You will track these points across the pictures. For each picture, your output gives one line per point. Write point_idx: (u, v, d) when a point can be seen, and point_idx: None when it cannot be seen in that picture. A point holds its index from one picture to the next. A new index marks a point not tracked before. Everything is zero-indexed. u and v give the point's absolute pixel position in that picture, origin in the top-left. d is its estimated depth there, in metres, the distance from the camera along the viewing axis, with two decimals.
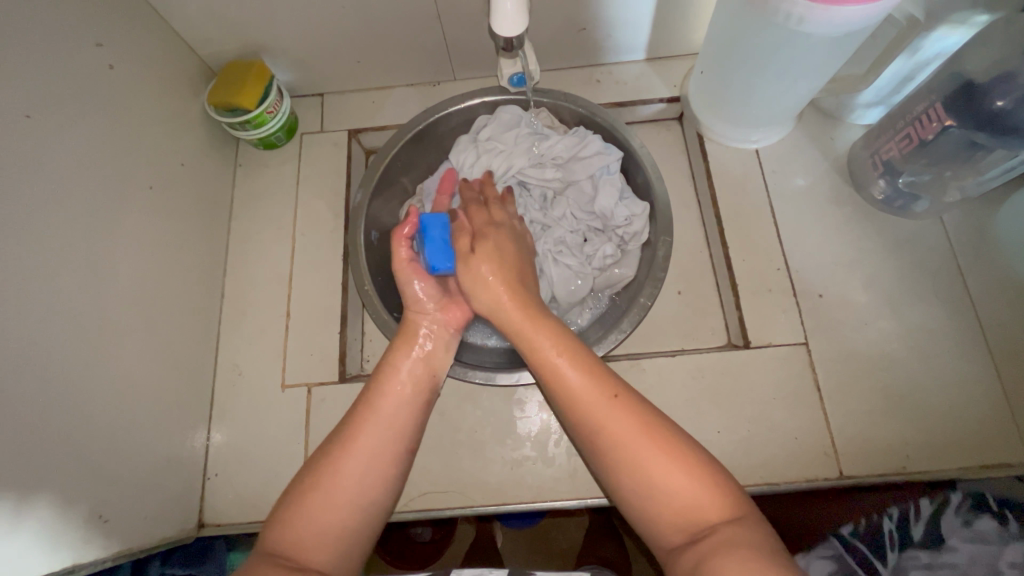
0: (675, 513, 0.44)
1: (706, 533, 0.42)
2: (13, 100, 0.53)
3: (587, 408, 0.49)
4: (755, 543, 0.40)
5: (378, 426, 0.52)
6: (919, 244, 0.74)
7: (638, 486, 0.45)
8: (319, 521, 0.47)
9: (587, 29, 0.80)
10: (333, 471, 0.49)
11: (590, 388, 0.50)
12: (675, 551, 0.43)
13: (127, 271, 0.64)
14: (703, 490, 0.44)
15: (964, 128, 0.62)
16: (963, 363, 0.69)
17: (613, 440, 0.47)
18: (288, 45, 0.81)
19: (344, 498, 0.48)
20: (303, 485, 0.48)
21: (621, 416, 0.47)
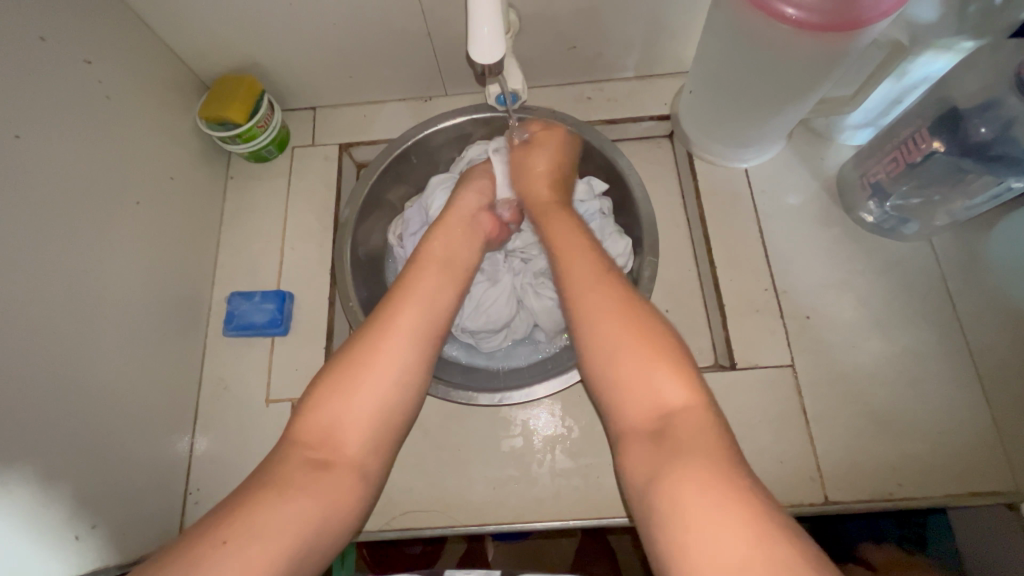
0: (640, 399, 0.45)
1: (664, 423, 0.43)
2: (5, 119, 0.53)
3: (582, 285, 0.52)
4: (707, 436, 0.41)
5: (397, 349, 0.51)
6: (907, 265, 0.74)
7: (612, 374, 0.46)
8: (354, 418, 0.48)
9: (578, 47, 0.80)
10: (357, 379, 0.49)
11: (590, 271, 0.53)
12: (633, 433, 0.44)
13: (113, 285, 0.64)
14: (671, 380, 0.44)
15: (950, 154, 0.63)
16: (951, 387, 0.68)
17: (604, 310, 0.49)
18: (282, 60, 0.81)
19: (370, 408, 0.48)
20: (345, 361, 0.50)
21: (614, 315, 0.49)
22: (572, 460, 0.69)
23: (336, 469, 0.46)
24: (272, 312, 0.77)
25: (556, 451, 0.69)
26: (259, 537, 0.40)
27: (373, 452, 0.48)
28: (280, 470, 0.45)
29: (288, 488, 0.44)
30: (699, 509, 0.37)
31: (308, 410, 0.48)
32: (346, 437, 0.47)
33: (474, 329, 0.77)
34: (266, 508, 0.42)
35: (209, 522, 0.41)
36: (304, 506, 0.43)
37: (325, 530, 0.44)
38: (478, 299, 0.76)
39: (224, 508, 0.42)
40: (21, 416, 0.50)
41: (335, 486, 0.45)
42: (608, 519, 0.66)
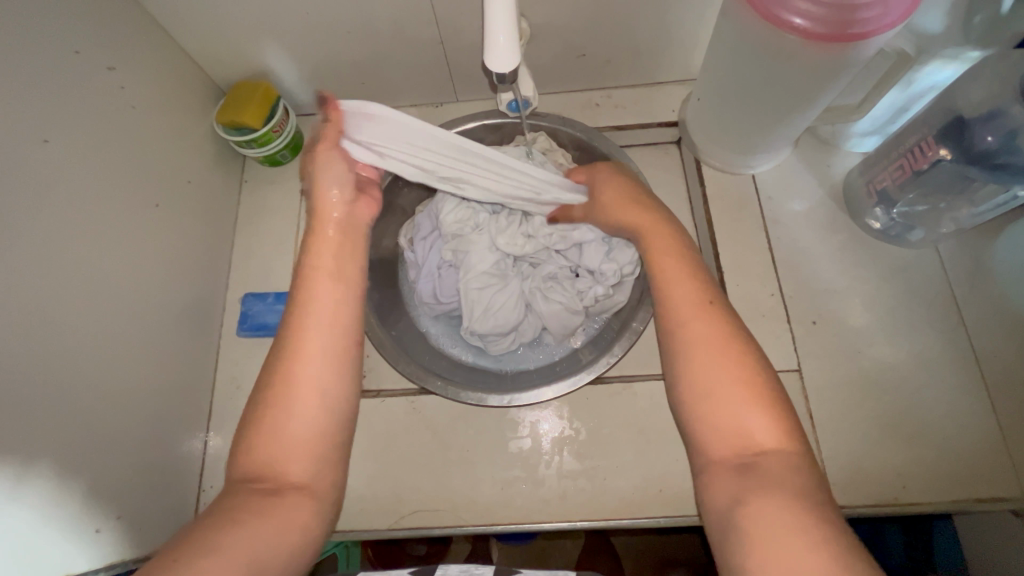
0: (731, 432, 0.45)
1: (755, 458, 0.43)
2: (32, 124, 0.55)
3: (688, 309, 0.52)
4: (798, 480, 0.42)
5: (315, 365, 0.50)
6: (913, 272, 0.74)
7: (707, 405, 0.47)
8: (285, 441, 0.47)
9: (587, 54, 0.81)
10: (284, 404, 0.48)
11: (692, 297, 0.53)
12: (716, 466, 0.44)
13: (132, 285, 0.65)
14: (768, 422, 0.45)
15: (956, 161, 0.64)
16: (957, 394, 0.69)
17: (705, 339, 0.49)
18: (297, 66, 0.83)
19: (300, 431, 0.48)
20: (271, 386, 0.50)
21: (719, 350, 0.48)
22: (578, 462, 0.69)
23: (283, 492, 0.46)
24: (285, 312, 0.79)
25: (563, 452, 0.70)
26: (212, 557, 0.39)
27: (316, 470, 0.48)
28: (227, 506, 0.44)
29: (237, 517, 0.43)
30: (791, 551, 0.36)
31: (243, 448, 0.48)
32: (285, 463, 0.47)
33: (482, 333, 0.78)
34: (223, 532, 0.41)
35: (155, 562, 0.40)
36: (255, 532, 0.42)
37: (279, 552, 0.42)
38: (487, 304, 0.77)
39: (176, 542, 0.41)
40: (40, 412, 0.52)
41: (284, 508, 0.44)
42: (614, 521, 0.67)
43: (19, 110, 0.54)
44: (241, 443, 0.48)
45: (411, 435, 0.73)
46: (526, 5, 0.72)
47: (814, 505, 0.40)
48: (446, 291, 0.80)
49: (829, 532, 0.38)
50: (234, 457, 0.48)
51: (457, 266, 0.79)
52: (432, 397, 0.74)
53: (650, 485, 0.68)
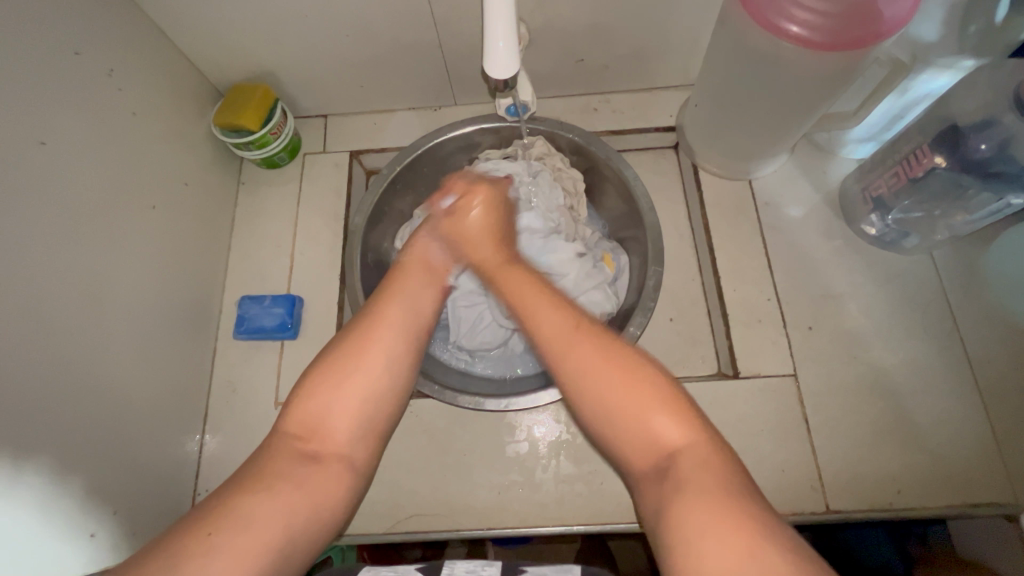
0: (643, 442, 0.44)
1: (669, 461, 0.43)
2: (29, 126, 0.55)
3: (562, 339, 0.50)
4: (713, 471, 0.41)
5: (386, 338, 0.52)
6: (908, 278, 0.75)
7: (609, 421, 0.46)
8: (344, 406, 0.48)
9: (586, 59, 0.82)
10: (349, 367, 0.49)
11: (562, 324, 0.51)
12: (642, 479, 0.44)
13: (128, 288, 0.65)
14: (670, 423, 0.44)
15: (951, 170, 0.64)
16: (951, 399, 0.69)
17: (585, 359, 0.48)
18: (295, 68, 0.83)
19: (359, 393, 0.48)
20: (342, 345, 0.51)
21: (603, 366, 0.47)
22: (575, 466, 0.70)
23: (325, 460, 0.46)
24: (283, 315, 0.78)
25: (560, 457, 0.70)
26: (247, 527, 0.40)
27: (360, 441, 0.48)
28: (272, 466, 0.45)
29: (275, 482, 0.44)
30: (711, 548, 0.36)
31: (298, 399, 0.48)
32: (334, 428, 0.47)
33: (478, 340, 0.79)
34: (254, 501, 0.42)
35: (191, 517, 0.41)
36: (290, 500, 0.43)
37: (309, 526, 0.43)
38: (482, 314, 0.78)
39: (218, 499, 0.42)
40: (34, 417, 0.51)
41: (322, 477, 0.45)
42: (611, 525, 0.67)
43: (17, 112, 0.54)
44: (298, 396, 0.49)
45: (407, 439, 0.72)
46: (525, 10, 0.72)
47: (733, 494, 0.39)
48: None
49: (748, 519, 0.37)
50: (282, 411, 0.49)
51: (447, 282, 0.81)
52: (429, 401, 0.74)
53: None
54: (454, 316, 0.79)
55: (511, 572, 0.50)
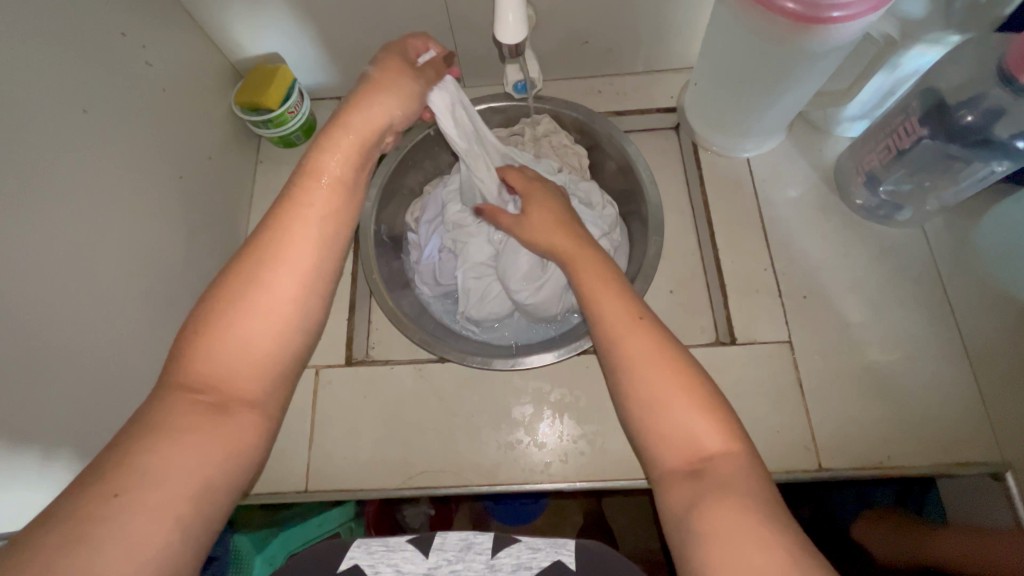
0: (682, 441, 0.45)
1: (705, 464, 0.44)
2: (73, 95, 0.59)
3: (623, 330, 0.52)
4: (747, 481, 0.42)
5: (281, 295, 0.49)
6: (901, 250, 0.78)
7: (653, 420, 0.47)
8: (255, 356, 0.48)
9: (590, 41, 0.85)
10: (243, 318, 0.47)
11: (625, 316, 0.53)
12: (671, 475, 0.44)
13: (151, 252, 0.68)
14: (713, 427, 0.45)
15: (936, 140, 0.67)
16: (940, 365, 0.72)
17: (641, 361, 0.49)
18: (312, 51, 0.87)
19: (260, 345, 0.48)
20: (224, 294, 0.48)
21: (659, 362, 0.49)
22: (579, 426, 0.73)
23: (234, 411, 0.45)
24: None
25: (564, 416, 0.73)
26: (155, 481, 0.39)
27: (270, 390, 0.48)
28: (171, 412, 0.43)
29: (178, 434, 0.42)
30: (746, 558, 0.37)
31: (193, 355, 0.46)
32: (239, 379, 0.47)
33: (479, 315, 0.82)
34: (158, 459, 0.40)
35: (93, 468, 0.39)
36: (200, 448, 0.42)
37: (233, 469, 0.44)
38: (485, 289, 0.82)
39: (111, 453, 0.40)
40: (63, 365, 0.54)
41: (236, 426, 0.45)
42: (612, 482, 0.70)
43: (62, 83, 0.58)
44: (188, 354, 0.46)
45: (418, 402, 0.76)
46: None
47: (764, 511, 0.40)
48: (445, 273, 0.85)
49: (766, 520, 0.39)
50: (172, 362, 0.46)
51: (456, 252, 0.83)
52: (439, 364, 0.77)
53: None
54: (462, 285, 0.82)
55: (503, 543, 0.46)
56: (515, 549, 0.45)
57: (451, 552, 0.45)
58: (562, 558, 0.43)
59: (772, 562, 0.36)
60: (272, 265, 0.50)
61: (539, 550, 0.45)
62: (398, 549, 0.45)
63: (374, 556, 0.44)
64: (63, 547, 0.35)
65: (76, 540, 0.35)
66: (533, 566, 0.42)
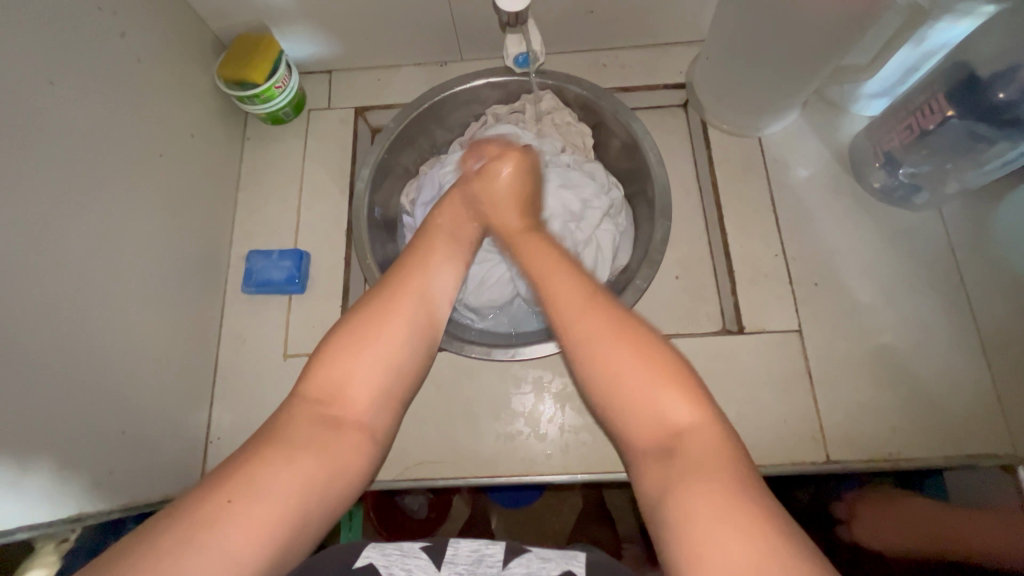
0: (649, 418, 0.43)
1: (676, 440, 0.42)
2: (38, 66, 0.55)
3: (577, 308, 0.49)
4: (719, 454, 0.40)
5: (399, 316, 0.50)
6: (917, 235, 0.75)
7: (622, 401, 0.44)
8: (364, 388, 0.47)
9: (595, 11, 0.80)
10: (369, 335, 0.48)
11: (579, 293, 0.51)
12: (644, 457, 0.43)
13: (132, 236, 0.65)
14: (681, 398, 0.43)
15: (965, 119, 0.63)
16: (953, 354, 0.70)
17: (603, 339, 0.47)
18: (299, 19, 0.81)
19: (377, 367, 0.48)
20: (349, 322, 0.49)
21: (618, 340, 0.46)
22: (581, 417, 0.71)
23: (345, 428, 0.45)
24: (290, 268, 0.79)
25: (566, 407, 0.71)
26: (260, 497, 0.39)
27: (381, 414, 0.47)
28: (292, 427, 0.44)
29: (294, 452, 0.42)
30: (719, 539, 0.35)
31: (317, 372, 0.47)
32: (355, 396, 0.47)
33: (478, 304, 0.79)
34: (267, 470, 0.41)
35: (216, 473, 0.40)
36: (310, 468, 0.42)
37: (330, 498, 0.42)
38: (483, 276, 0.79)
39: (235, 463, 0.41)
40: (37, 357, 0.51)
41: (343, 446, 0.44)
42: (614, 474, 0.68)
43: (26, 53, 0.54)
44: (313, 373, 0.47)
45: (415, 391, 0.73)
46: None
47: (740, 489, 0.38)
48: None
49: (749, 501, 0.37)
50: (299, 379, 0.48)
51: None
52: (437, 353, 0.75)
53: None
54: None
55: (514, 554, 0.44)
56: (525, 559, 0.43)
57: (463, 566, 0.41)
58: (573, 568, 0.42)
59: (750, 537, 0.35)
60: (403, 291, 0.52)
61: (549, 561, 0.43)
62: (411, 555, 0.43)
63: (389, 557, 0.42)
64: (165, 557, 0.35)
65: (186, 548, 0.35)
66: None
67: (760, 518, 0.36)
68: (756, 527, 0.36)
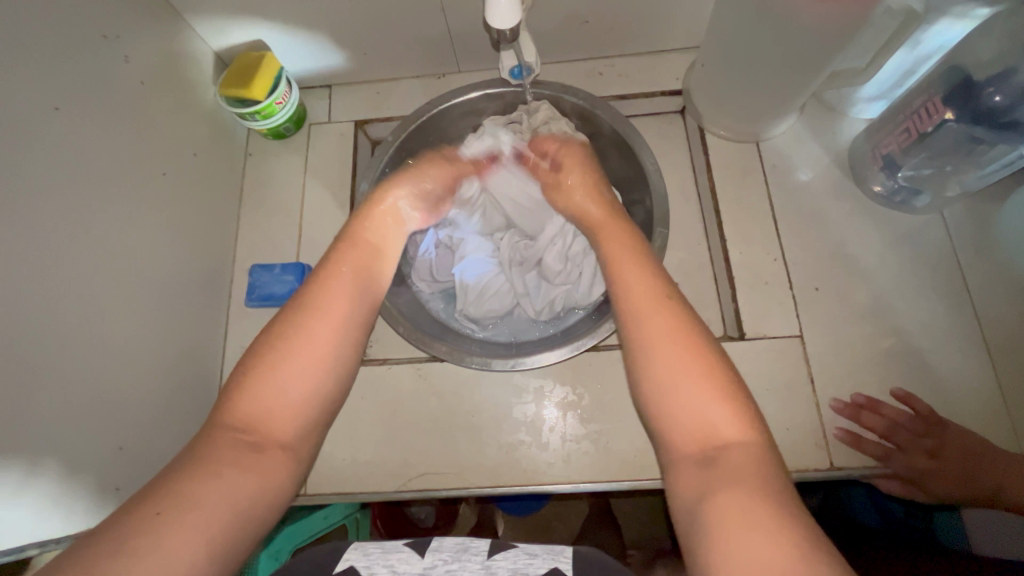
0: (694, 425, 0.44)
1: (718, 451, 0.42)
2: (43, 92, 0.56)
3: (648, 314, 0.50)
4: (760, 468, 0.40)
5: (319, 340, 0.51)
6: (918, 238, 0.74)
7: (672, 404, 0.45)
8: (286, 408, 0.48)
9: (591, 21, 0.80)
10: (292, 354, 0.50)
11: (650, 297, 0.52)
12: (683, 461, 0.43)
13: (138, 254, 0.66)
14: (727, 411, 0.43)
15: (961, 122, 0.62)
16: (959, 358, 0.69)
17: (659, 339, 0.48)
18: (298, 36, 0.82)
19: (298, 390, 0.49)
20: (271, 341, 0.50)
21: (676, 345, 0.47)
22: (583, 426, 0.71)
23: (269, 446, 0.46)
24: (292, 281, 0.80)
25: (568, 416, 0.71)
26: (190, 512, 0.38)
27: (303, 434, 0.49)
28: (217, 445, 0.43)
29: (219, 469, 0.42)
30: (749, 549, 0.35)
31: (240, 392, 0.47)
32: (279, 415, 0.47)
33: (478, 315, 0.80)
34: (197, 484, 0.40)
35: (142, 495, 0.39)
36: (239, 482, 0.42)
37: (258, 511, 0.42)
38: (482, 287, 0.79)
39: (152, 486, 0.40)
40: (46, 378, 0.53)
41: (270, 461, 0.45)
42: (617, 483, 0.68)
43: (31, 80, 0.55)
44: (236, 393, 0.47)
45: (417, 401, 0.74)
46: None
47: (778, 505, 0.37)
48: (443, 270, 0.82)
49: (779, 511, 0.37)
50: (219, 402, 0.47)
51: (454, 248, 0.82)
52: (439, 364, 0.75)
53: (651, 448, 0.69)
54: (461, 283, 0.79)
55: (499, 548, 0.43)
56: (510, 554, 0.43)
57: (447, 555, 0.42)
58: (559, 564, 0.41)
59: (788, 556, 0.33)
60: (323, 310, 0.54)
61: (536, 557, 0.42)
62: (393, 550, 0.42)
63: (370, 557, 0.41)
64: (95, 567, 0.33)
65: (109, 559, 0.34)
66: (529, 572, 0.40)
67: (799, 536, 0.35)
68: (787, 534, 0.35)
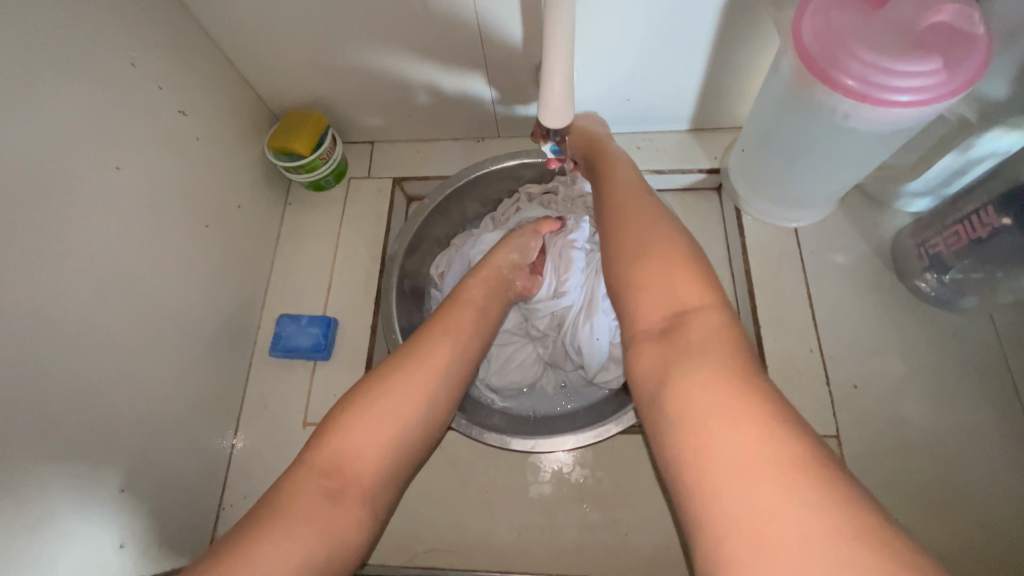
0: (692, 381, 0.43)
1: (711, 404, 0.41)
2: (106, 149, 0.59)
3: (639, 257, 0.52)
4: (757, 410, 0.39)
5: (413, 391, 0.52)
6: (964, 339, 0.71)
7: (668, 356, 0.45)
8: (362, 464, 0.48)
9: (632, 99, 0.82)
10: (385, 408, 0.50)
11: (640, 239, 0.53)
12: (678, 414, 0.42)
13: (173, 301, 0.67)
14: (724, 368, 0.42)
15: (1017, 233, 0.60)
16: (1011, 475, 0.64)
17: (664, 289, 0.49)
18: (348, 96, 0.85)
19: (385, 441, 0.49)
20: (364, 390, 0.51)
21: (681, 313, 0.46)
22: (601, 513, 0.67)
23: (346, 502, 0.45)
24: (317, 335, 0.80)
25: (585, 501, 0.68)
26: (263, 574, 0.39)
27: (383, 488, 0.48)
28: (294, 498, 0.44)
29: (295, 524, 0.42)
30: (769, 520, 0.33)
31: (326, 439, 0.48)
32: (360, 471, 0.47)
33: (500, 387, 0.78)
34: (269, 544, 0.41)
35: (220, 548, 0.40)
36: (312, 545, 0.42)
37: (329, 574, 0.43)
38: (506, 358, 0.78)
39: (227, 542, 0.41)
40: (71, 429, 0.53)
41: (343, 520, 0.45)
42: None
43: (97, 140, 0.58)
44: (322, 439, 0.48)
45: (430, 470, 0.72)
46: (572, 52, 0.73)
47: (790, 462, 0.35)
48: None
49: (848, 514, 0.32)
50: (308, 445, 0.48)
51: None
52: (456, 433, 0.73)
53: (673, 543, 0.65)
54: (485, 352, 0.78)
55: None
56: None
57: None
58: None
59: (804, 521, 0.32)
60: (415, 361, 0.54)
61: None
62: None
63: None
64: None
65: None
66: None
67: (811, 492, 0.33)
68: (839, 552, 0.30)
